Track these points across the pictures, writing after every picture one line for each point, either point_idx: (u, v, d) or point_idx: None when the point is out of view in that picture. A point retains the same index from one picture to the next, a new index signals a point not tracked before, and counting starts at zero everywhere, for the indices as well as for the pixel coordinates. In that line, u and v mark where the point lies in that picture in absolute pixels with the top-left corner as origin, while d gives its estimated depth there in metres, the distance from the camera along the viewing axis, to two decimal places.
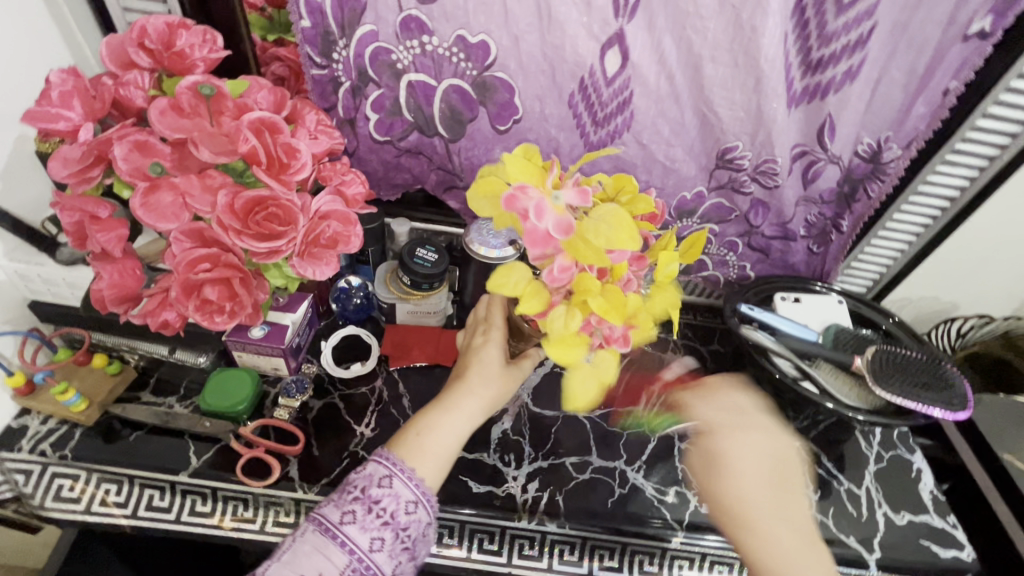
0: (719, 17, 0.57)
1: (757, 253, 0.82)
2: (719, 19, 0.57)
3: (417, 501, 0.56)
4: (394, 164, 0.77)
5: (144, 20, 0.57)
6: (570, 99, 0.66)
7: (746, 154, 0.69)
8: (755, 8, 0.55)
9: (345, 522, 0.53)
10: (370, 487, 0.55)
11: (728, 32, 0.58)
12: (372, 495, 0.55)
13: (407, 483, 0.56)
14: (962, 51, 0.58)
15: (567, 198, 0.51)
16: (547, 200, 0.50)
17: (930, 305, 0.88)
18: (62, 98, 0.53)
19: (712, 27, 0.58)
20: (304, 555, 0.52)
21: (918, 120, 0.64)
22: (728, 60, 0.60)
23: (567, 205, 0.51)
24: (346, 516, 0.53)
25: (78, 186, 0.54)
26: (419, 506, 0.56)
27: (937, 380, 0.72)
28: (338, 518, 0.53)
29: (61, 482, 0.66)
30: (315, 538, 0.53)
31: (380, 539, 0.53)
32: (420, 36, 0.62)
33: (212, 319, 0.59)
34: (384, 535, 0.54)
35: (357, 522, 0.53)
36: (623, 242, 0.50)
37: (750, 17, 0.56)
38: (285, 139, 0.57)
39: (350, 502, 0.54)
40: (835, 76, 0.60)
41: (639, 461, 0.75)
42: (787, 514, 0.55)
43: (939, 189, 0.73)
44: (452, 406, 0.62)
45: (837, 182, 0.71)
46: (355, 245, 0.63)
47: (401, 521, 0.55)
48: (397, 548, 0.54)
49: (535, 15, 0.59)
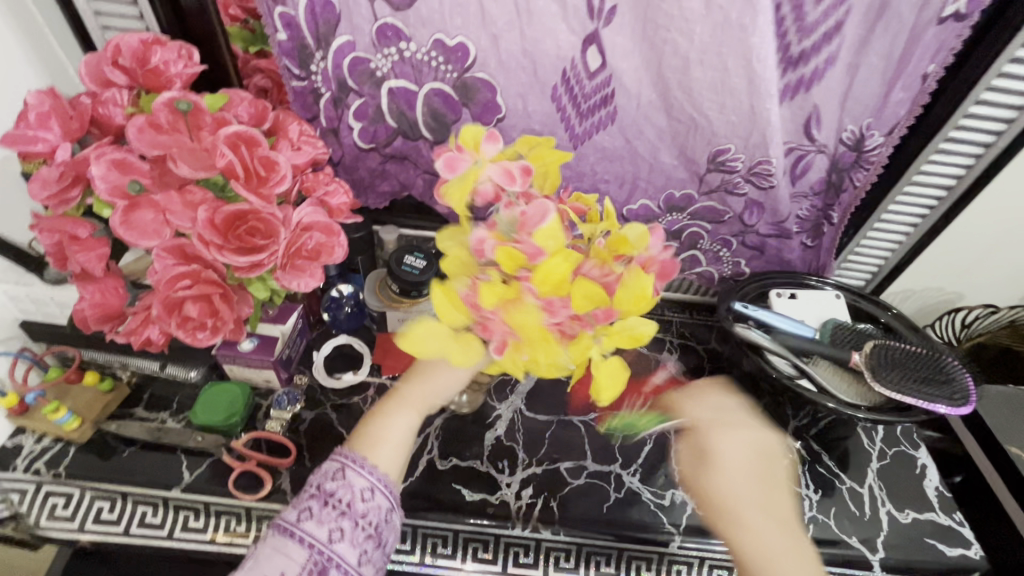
0: (704, 19, 0.55)
1: (752, 250, 0.80)
2: (706, 22, 0.55)
3: (372, 488, 0.56)
4: (380, 171, 0.76)
5: (117, 39, 0.57)
6: (552, 93, 0.65)
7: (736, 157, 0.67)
8: (740, 6, 0.53)
9: (302, 519, 0.53)
10: (325, 482, 0.55)
11: None
12: (327, 488, 0.54)
13: (361, 472, 0.56)
14: (939, 35, 0.56)
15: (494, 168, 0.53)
16: (473, 163, 0.53)
17: (934, 296, 0.86)
18: (39, 120, 0.53)
19: (697, 27, 0.56)
20: (265, 557, 0.52)
21: (897, 106, 0.62)
22: (716, 64, 0.58)
23: (487, 172, 0.52)
24: (301, 514, 0.54)
25: (59, 208, 0.54)
26: (376, 492, 0.56)
27: (937, 374, 0.70)
28: (295, 517, 0.53)
29: (55, 501, 0.67)
30: (275, 539, 0.53)
31: (339, 529, 0.53)
32: (397, 43, 0.62)
33: (195, 336, 0.59)
34: (343, 525, 0.53)
35: (314, 517, 0.53)
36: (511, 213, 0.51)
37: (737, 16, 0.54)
38: (263, 152, 0.57)
39: (306, 499, 0.54)
40: (817, 67, 0.58)
41: (634, 464, 0.74)
42: (776, 512, 0.54)
43: (934, 178, 0.71)
44: (409, 398, 0.62)
45: (825, 173, 0.69)
46: (339, 256, 0.62)
47: (359, 509, 0.54)
48: (359, 536, 0.54)
49: (512, 14, 0.58)
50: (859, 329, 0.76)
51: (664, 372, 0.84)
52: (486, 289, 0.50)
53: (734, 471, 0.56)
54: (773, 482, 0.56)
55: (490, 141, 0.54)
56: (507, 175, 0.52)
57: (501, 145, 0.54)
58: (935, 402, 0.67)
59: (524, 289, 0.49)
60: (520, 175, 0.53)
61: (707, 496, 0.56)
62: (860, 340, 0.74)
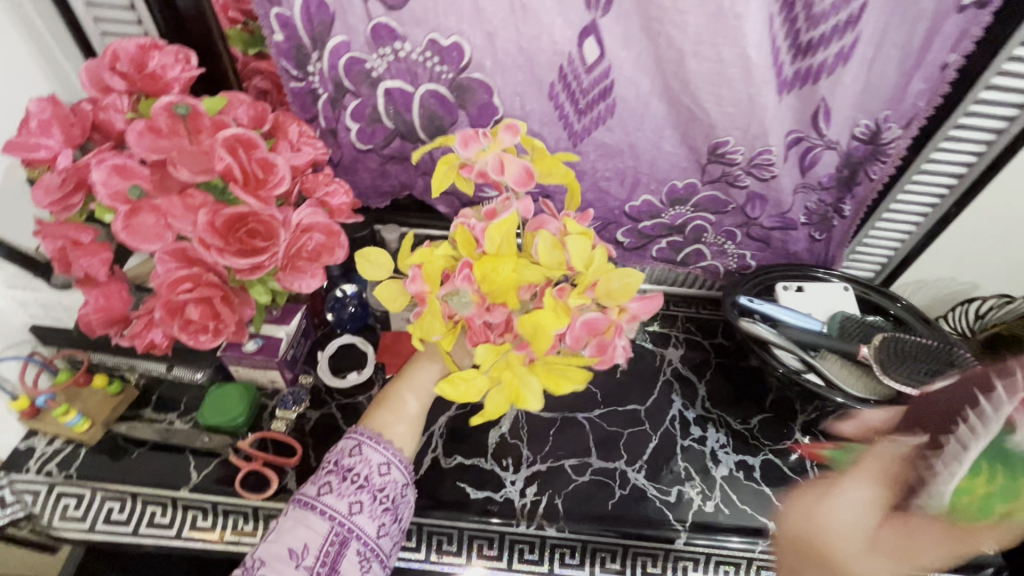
0: (697, 9, 0.54)
1: (757, 243, 0.79)
2: (699, 13, 0.54)
3: (389, 462, 0.57)
4: (379, 172, 0.76)
5: (115, 45, 0.58)
6: (550, 90, 0.64)
7: (738, 148, 0.66)
8: None
9: (323, 493, 0.54)
10: (342, 459, 0.56)
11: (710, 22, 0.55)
12: (345, 464, 0.56)
13: (376, 447, 0.57)
14: (959, 22, 0.55)
15: (491, 159, 0.54)
16: (485, 146, 0.55)
17: (947, 286, 0.84)
18: (41, 127, 0.54)
19: (690, 20, 0.55)
20: (288, 530, 0.52)
21: (918, 95, 0.61)
22: (712, 54, 0.57)
23: (484, 161, 0.54)
24: (322, 488, 0.55)
25: (61, 213, 0.55)
26: (392, 467, 0.57)
27: (948, 365, 0.69)
28: (316, 491, 0.55)
29: (67, 501, 0.68)
30: (297, 512, 0.53)
31: (358, 502, 0.54)
32: (392, 43, 0.62)
33: (198, 338, 0.60)
34: (362, 498, 0.55)
35: (334, 490, 0.54)
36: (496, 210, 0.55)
37: (737, 6, 0.53)
38: (261, 154, 0.57)
39: (326, 475, 0.56)
40: (826, 60, 0.57)
41: (640, 461, 0.74)
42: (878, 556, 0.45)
43: (945, 165, 0.70)
44: (411, 383, 0.63)
45: (836, 168, 0.68)
46: (340, 256, 0.62)
47: (376, 483, 0.56)
48: (377, 509, 0.55)
49: (507, 11, 0.58)
50: (868, 321, 0.74)
51: (669, 367, 0.83)
52: (426, 258, 0.54)
53: (842, 522, 0.47)
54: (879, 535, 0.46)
55: (507, 136, 0.54)
56: (502, 174, 0.54)
57: (517, 141, 0.55)
58: None
59: (451, 270, 0.54)
60: (515, 179, 0.54)
61: (795, 538, 0.49)
62: (869, 331, 0.73)
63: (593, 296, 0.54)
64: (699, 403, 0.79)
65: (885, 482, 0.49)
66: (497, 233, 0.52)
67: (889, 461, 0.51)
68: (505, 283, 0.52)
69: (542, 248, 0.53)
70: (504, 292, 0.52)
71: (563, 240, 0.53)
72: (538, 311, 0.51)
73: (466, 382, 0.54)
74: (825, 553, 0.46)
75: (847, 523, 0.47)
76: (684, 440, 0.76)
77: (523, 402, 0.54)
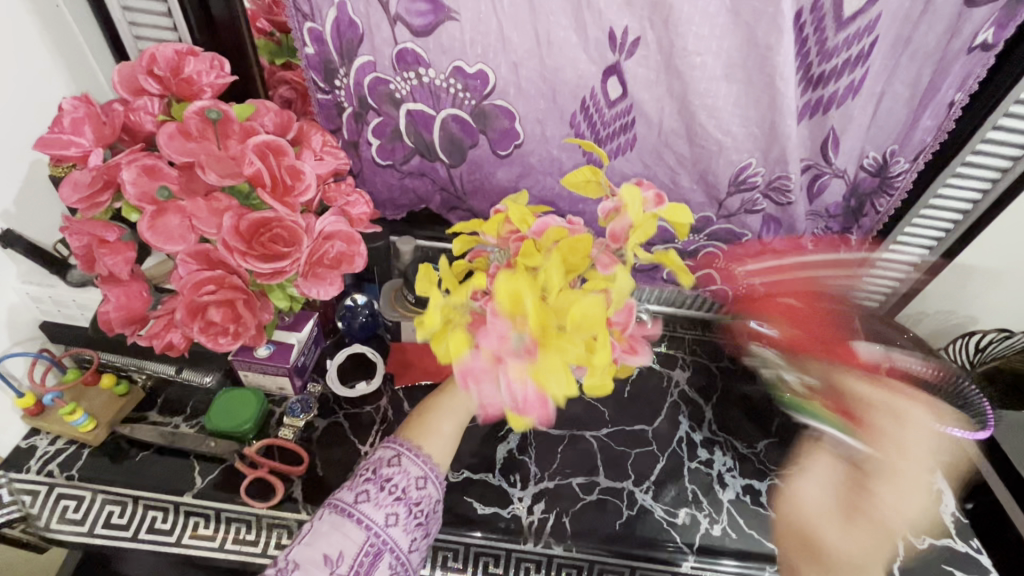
0: (732, 34, 0.55)
1: (767, 270, 0.80)
2: (733, 37, 0.56)
3: (426, 476, 0.57)
4: (398, 186, 0.77)
5: (154, 48, 0.59)
6: (571, 119, 0.66)
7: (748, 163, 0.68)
8: (768, 26, 0.54)
9: (360, 501, 0.54)
10: (381, 468, 0.56)
11: (744, 56, 0.57)
12: (384, 474, 0.56)
13: (415, 460, 0.57)
14: (967, 63, 0.57)
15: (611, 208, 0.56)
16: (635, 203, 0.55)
17: (947, 319, 0.86)
18: (73, 125, 0.55)
19: (724, 45, 0.56)
20: (323, 535, 0.52)
21: (925, 132, 0.63)
22: (743, 77, 0.58)
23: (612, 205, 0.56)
24: (359, 496, 0.54)
25: (88, 211, 0.55)
26: (428, 481, 0.57)
27: (953, 400, 0.70)
28: (353, 498, 0.54)
29: (67, 504, 0.67)
30: (333, 517, 0.53)
31: (394, 513, 0.54)
32: (416, 67, 0.63)
33: (217, 341, 0.59)
34: (398, 510, 0.54)
35: (372, 499, 0.54)
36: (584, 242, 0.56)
37: (771, 39, 0.55)
38: (290, 161, 0.58)
39: (363, 482, 0.55)
40: (836, 91, 0.59)
41: (647, 482, 0.74)
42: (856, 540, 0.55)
43: (952, 201, 0.71)
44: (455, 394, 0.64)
45: (843, 198, 0.70)
46: (359, 265, 0.62)
47: (413, 496, 0.55)
48: (412, 523, 0.55)
49: (533, 40, 0.60)
50: (874, 349, 0.75)
51: (677, 389, 0.83)
52: (520, 216, 0.58)
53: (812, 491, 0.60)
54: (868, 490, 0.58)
55: (653, 202, 0.55)
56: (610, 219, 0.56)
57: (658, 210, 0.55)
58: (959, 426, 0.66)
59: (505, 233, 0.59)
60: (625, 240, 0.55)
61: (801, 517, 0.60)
62: (875, 361, 0.74)
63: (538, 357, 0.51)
64: (705, 425, 0.80)
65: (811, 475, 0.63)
66: (581, 251, 0.56)
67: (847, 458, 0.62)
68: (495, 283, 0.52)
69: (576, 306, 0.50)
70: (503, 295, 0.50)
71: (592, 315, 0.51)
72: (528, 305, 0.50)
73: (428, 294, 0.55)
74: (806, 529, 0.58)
75: (874, 496, 0.58)
76: (690, 462, 0.76)
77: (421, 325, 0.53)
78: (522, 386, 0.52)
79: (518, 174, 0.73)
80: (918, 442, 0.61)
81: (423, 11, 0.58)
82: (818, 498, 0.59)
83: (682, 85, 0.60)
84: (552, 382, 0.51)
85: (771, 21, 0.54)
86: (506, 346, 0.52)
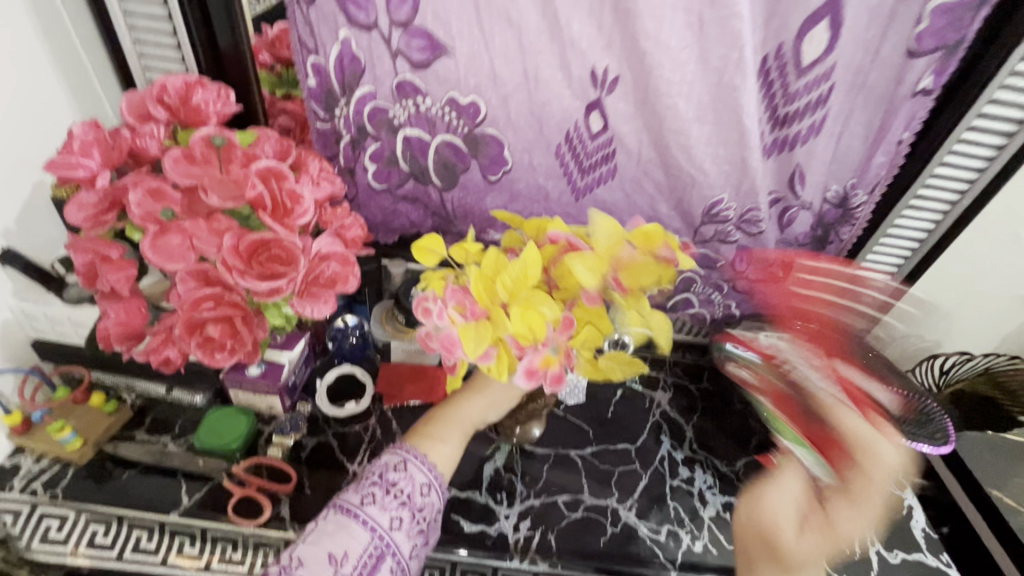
0: (701, 80, 0.61)
1: (742, 294, 0.85)
2: (703, 82, 0.61)
3: (430, 484, 0.60)
4: (391, 211, 0.80)
5: (164, 79, 0.62)
6: (557, 149, 0.71)
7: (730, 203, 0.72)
8: (734, 70, 0.59)
9: (366, 503, 0.57)
10: (388, 472, 0.59)
11: (712, 96, 0.62)
12: (390, 478, 0.58)
13: (420, 467, 0.60)
14: (911, 106, 0.63)
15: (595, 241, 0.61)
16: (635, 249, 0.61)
17: (914, 343, 0.90)
18: (82, 148, 0.58)
19: (695, 88, 0.62)
20: (329, 534, 0.55)
21: (879, 167, 0.68)
22: (712, 119, 0.64)
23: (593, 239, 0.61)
24: (365, 499, 0.57)
25: (93, 229, 0.58)
26: (432, 489, 0.60)
27: (921, 415, 0.73)
28: (359, 500, 0.57)
29: (49, 523, 0.66)
30: (338, 517, 0.56)
31: (399, 518, 0.57)
32: (414, 97, 0.67)
33: (213, 356, 0.61)
34: (402, 514, 0.57)
35: (378, 502, 0.57)
36: (582, 258, 0.59)
37: (735, 80, 0.60)
38: (290, 185, 0.60)
39: (369, 486, 0.58)
40: (800, 130, 0.65)
41: (630, 499, 0.76)
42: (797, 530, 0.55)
43: (908, 229, 0.78)
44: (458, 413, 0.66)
45: (809, 227, 0.75)
46: (353, 285, 0.64)
47: (417, 502, 0.58)
48: (414, 529, 0.58)
49: (522, 77, 0.65)
50: None
51: (658, 410, 0.86)
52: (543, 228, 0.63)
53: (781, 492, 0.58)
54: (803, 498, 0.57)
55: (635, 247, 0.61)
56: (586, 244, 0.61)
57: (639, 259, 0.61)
58: (921, 441, 0.70)
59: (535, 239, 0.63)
60: (614, 279, 0.60)
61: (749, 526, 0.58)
62: None
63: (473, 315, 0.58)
64: (687, 444, 0.82)
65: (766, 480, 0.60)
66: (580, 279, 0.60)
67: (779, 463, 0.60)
68: (498, 263, 0.59)
69: (535, 298, 0.58)
70: (492, 276, 0.58)
71: (538, 312, 0.58)
72: (496, 266, 0.59)
73: (434, 246, 0.61)
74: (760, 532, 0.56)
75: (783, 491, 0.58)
76: (672, 480, 0.78)
77: (421, 255, 0.61)
78: (447, 324, 0.58)
79: (506, 201, 0.76)
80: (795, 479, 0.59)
81: (422, 46, 0.63)
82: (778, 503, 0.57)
83: (666, 121, 0.65)
84: (471, 337, 0.57)
85: (736, 65, 0.59)
86: (463, 302, 0.59)
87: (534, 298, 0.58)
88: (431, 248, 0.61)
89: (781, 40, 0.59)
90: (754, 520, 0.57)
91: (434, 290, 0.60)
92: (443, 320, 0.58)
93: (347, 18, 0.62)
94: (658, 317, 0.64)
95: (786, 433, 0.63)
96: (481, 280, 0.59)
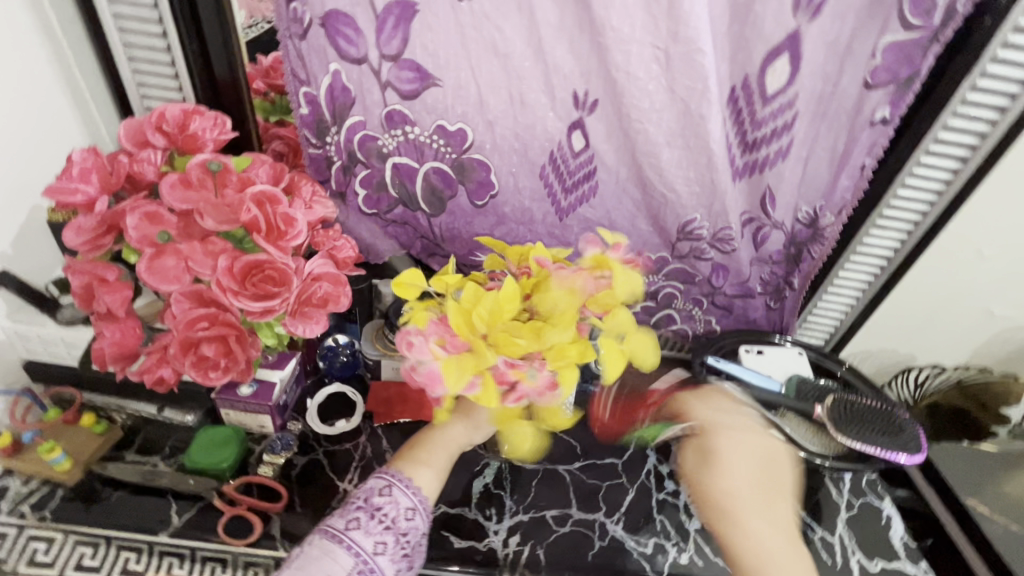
0: (669, 109, 0.65)
1: (721, 310, 0.88)
2: (671, 111, 0.65)
3: (415, 508, 0.62)
4: (382, 234, 0.83)
5: (163, 108, 0.65)
6: (541, 171, 0.74)
7: (704, 224, 0.76)
8: (699, 99, 0.63)
9: (350, 528, 0.58)
10: (373, 497, 0.61)
11: (680, 124, 0.66)
12: (375, 503, 0.60)
13: (405, 491, 0.62)
14: (871, 134, 0.67)
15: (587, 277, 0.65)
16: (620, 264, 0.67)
17: (889, 357, 0.93)
18: (81, 174, 0.60)
19: (665, 116, 0.66)
20: (314, 559, 0.56)
21: (845, 190, 0.72)
22: (682, 144, 0.68)
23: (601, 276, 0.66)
24: (350, 523, 0.58)
25: (90, 253, 0.59)
26: (417, 512, 0.61)
27: (892, 425, 0.76)
28: (344, 525, 0.58)
29: (36, 546, 0.65)
30: (323, 543, 0.57)
31: (383, 542, 0.58)
32: (403, 126, 0.70)
33: (207, 374, 0.62)
34: (387, 539, 0.58)
35: (362, 527, 0.58)
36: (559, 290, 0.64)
37: (701, 109, 0.64)
38: (284, 210, 0.62)
39: (355, 510, 0.59)
40: (767, 155, 0.69)
41: (617, 513, 0.77)
42: (769, 516, 0.68)
43: (876, 248, 0.81)
44: (443, 436, 0.69)
45: (783, 245, 0.79)
46: (344, 305, 0.66)
47: (402, 526, 0.60)
48: (398, 553, 0.59)
49: (507, 107, 0.68)
50: (823, 383, 0.81)
51: None
52: (527, 257, 0.68)
53: (739, 469, 0.70)
54: (771, 477, 0.71)
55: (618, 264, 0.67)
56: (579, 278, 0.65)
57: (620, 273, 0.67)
58: (894, 451, 0.73)
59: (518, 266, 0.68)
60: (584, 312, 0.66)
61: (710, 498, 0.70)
62: (823, 393, 0.79)
63: (453, 349, 0.61)
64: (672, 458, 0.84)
65: (711, 450, 0.73)
66: (562, 301, 0.64)
67: (726, 441, 0.73)
68: (477, 296, 0.62)
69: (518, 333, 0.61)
70: (470, 310, 0.61)
71: (515, 347, 0.61)
72: (477, 302, 0.62)
73: (414, 282, 0.65)
74: (724, 499, 0.69)
75: (748, 471, 0.70)
76: (659, 493, 0.80)
77: (400, 290, 0.64)
78: (431, 360, 0.61)
79: (493, 224, 0.79)
80: (753, 455, 0.72)
81: (410, 78, 0.66)
82: (733, 481, 0.70)
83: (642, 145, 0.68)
84: (454, 371, 0.61)
85: (700, 94, 0.63)
86: (445, 335, 0.62)
87: (512, 330, 0.61)
88: (415, 283, 0.65)
89: (746, 72, 0.63)
90: (729, 487, 0.70)
91: (417, 323, 0.63)
92: (426, 355, 0.61)
93: (338, 53, 0.65)
94: (637, 339, 0.67)
95: (735, 406, 0.76)
96: (459, 313, 0.62)
